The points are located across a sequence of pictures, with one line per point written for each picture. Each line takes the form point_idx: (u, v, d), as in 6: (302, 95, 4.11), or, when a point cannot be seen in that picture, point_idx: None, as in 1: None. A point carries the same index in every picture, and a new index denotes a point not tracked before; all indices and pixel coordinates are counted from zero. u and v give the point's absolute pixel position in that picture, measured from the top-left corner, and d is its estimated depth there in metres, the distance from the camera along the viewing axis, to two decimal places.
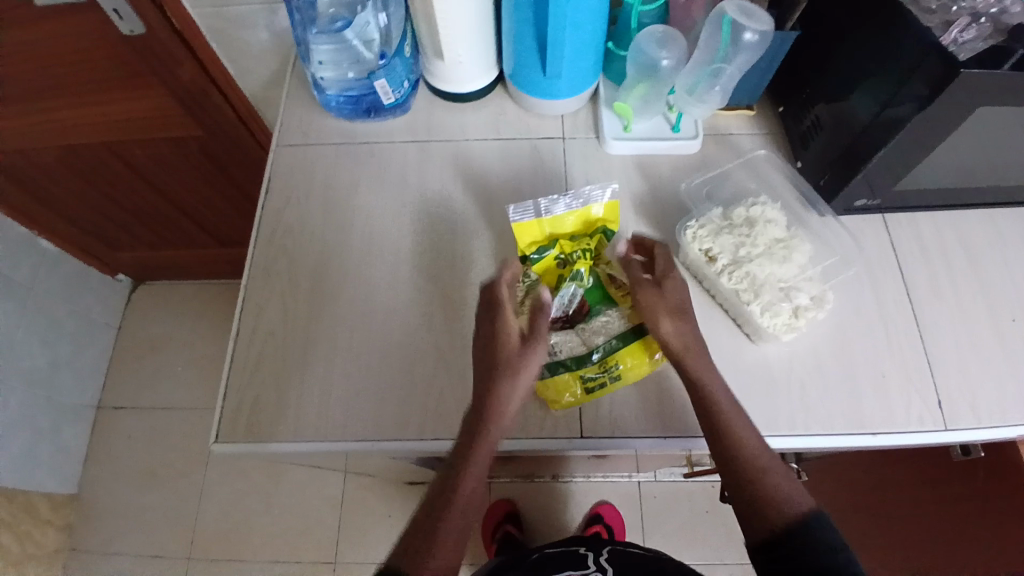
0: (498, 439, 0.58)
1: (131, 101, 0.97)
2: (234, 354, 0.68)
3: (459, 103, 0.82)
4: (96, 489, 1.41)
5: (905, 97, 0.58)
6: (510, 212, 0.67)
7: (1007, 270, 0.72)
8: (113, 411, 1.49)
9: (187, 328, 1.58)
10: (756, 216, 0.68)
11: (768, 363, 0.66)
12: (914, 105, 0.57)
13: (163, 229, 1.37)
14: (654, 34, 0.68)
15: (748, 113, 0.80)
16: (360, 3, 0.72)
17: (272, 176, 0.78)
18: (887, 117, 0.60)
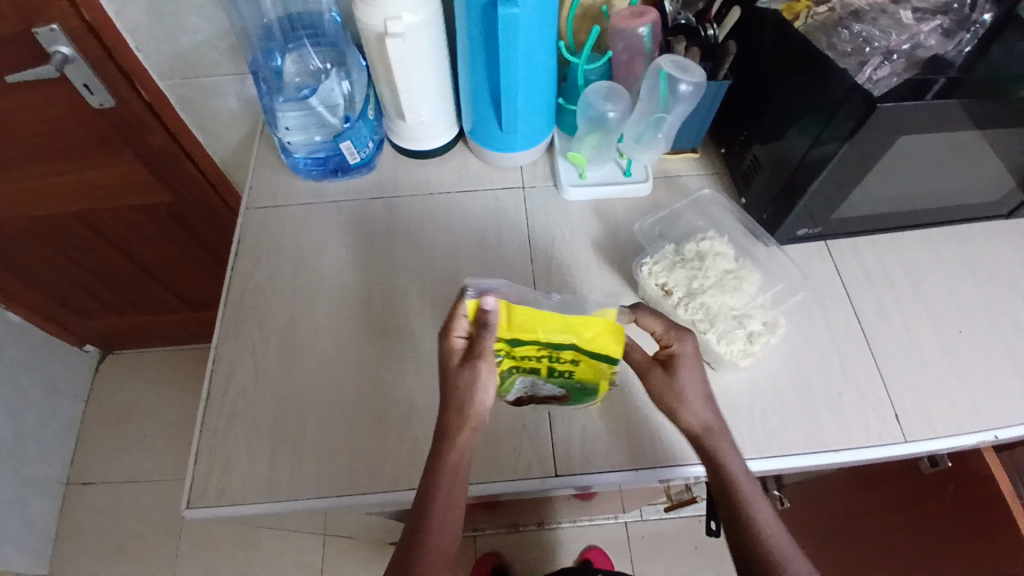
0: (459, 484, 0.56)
1: (104, 169, 1.00)
2: (206, 416, 0.69)
3: (423, 159, 0.86)
4: (66, 570, 1.35)
5: (829, 136, 0.63)
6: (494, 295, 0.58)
7: (946, 288, 0.77)
8: (82, 485, 1.44)
9: (159, 395, 1.55)
10: (706, 250, 0.72)
11: (729, 389, 0.69)
12: (840, 141, 0.62)
13: (134, 295, 1.37)
14: (601, 90, 0.74)
15: (693, 156, 0.85)
16: (325, 71, 0.78)
17: (242, 237, 0.81)
18: (817, 155, 0.66)
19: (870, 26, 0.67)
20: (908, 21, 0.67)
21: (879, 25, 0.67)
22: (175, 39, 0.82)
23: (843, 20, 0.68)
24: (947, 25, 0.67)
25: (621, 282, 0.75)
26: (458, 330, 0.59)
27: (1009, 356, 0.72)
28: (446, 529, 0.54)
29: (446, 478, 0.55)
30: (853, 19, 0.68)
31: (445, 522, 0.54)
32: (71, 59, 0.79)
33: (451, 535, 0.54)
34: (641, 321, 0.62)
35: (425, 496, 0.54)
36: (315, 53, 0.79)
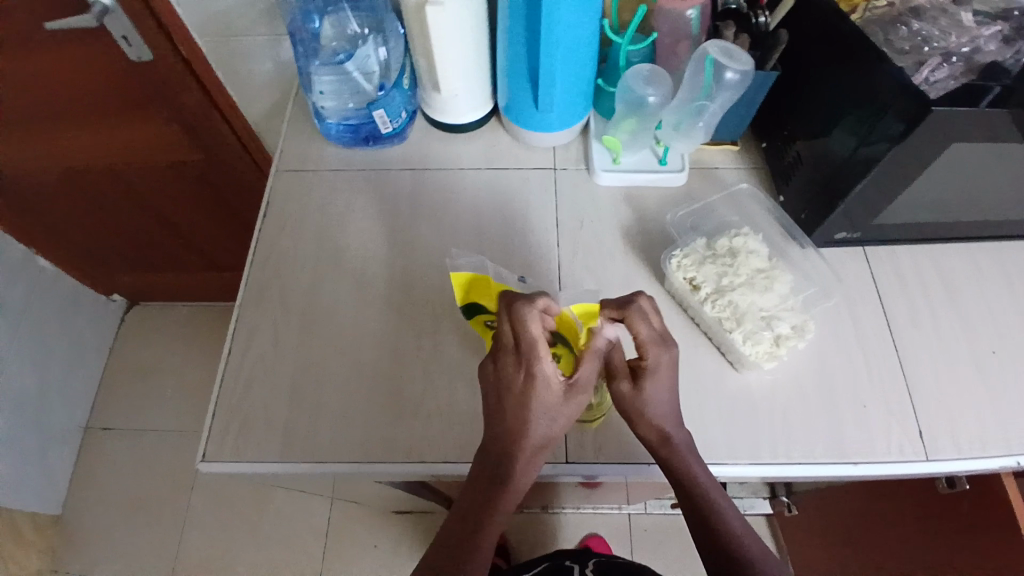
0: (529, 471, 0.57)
1: (138, 124, 1.00)
2: (224, 375, 0.69)
3: (455, 134, 0.84)
4: (83, 512, 1.39)
5: (879, 135, 0.61)
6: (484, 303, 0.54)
7: (985, 304, 0.74)
8: (101, 434, 1.48)
9: (179, 351, 1.57)
10: (739, 246, 0.70)
11: (748, 392, 0.67)
12: (890, 141, 0.59)
13: (161, 252, 1.39)
14: (641, 72, 0.72)
15: (732, 148, 0.82)
16: (361, 37, 0.76)
17: (270, 200, 0.81)
18: (864, 155, 0.63)
19: (930, 24, 0.63)
20: (969, 24, 0.63)
21: (940, 24, 0.63)
22: None
23: (902, 17, 0.65)
24: (1006, 32, 0.62)
25: (646, 272, 0.74)
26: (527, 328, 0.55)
27: None
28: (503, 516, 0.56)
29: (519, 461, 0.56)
30: (913, 16, 0.65)
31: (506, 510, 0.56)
32: (111, 10, 0.79)
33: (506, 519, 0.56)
34: (627, 321, 0.59)
35: (494, 483, 0.56)
36: (353, 17, 0.77)
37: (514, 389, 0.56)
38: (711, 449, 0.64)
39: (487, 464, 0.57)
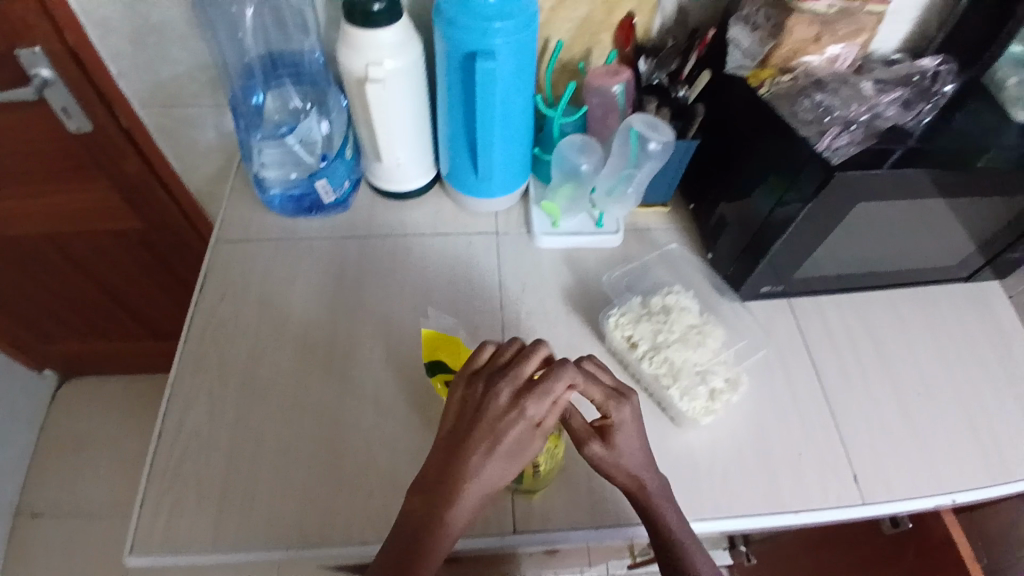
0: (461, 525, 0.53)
1: (77, 192, 0.99)
2: (156, 454, 0.67)
3: (399, 201, 0.87)
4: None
5: (793, 197, 0.65)
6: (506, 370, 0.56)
7: (908, 351, 0.79)
8: (30, 518, 1.37)
9: (117, 425, 1.49)
10: (671, 304, 0.73)
11: (689, 449, 0.68)
12: (805, 199, 0.64)
13: (98, 320, 1.33)
14: (575, 143, 0.76)
15: (663, 210, 0.86)
16: (304, 111, 0.79)
17: (208, 270, 0.80)
18: (780, 215, 0.67)
19: (832, 92, 0.70)
20: (868, 92, 0.70)
21: (841, 95, 0.70)
22: (155, 71, 0.83)
23: (806, 89, 0.71)
24: (909, 95, 0.71)
25: (588, 332, 0.75)
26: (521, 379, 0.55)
27: (967, 422, 0.74)
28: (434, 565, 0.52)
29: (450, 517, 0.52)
30: (815, 89, 0.71)
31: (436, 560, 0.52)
32: (51, 83, 0.80)
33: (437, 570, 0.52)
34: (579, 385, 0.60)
35: (422, 531, 0.52)
36: (294, 92, 0.80)
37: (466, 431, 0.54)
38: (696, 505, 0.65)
39: (414, 513, 0.54)
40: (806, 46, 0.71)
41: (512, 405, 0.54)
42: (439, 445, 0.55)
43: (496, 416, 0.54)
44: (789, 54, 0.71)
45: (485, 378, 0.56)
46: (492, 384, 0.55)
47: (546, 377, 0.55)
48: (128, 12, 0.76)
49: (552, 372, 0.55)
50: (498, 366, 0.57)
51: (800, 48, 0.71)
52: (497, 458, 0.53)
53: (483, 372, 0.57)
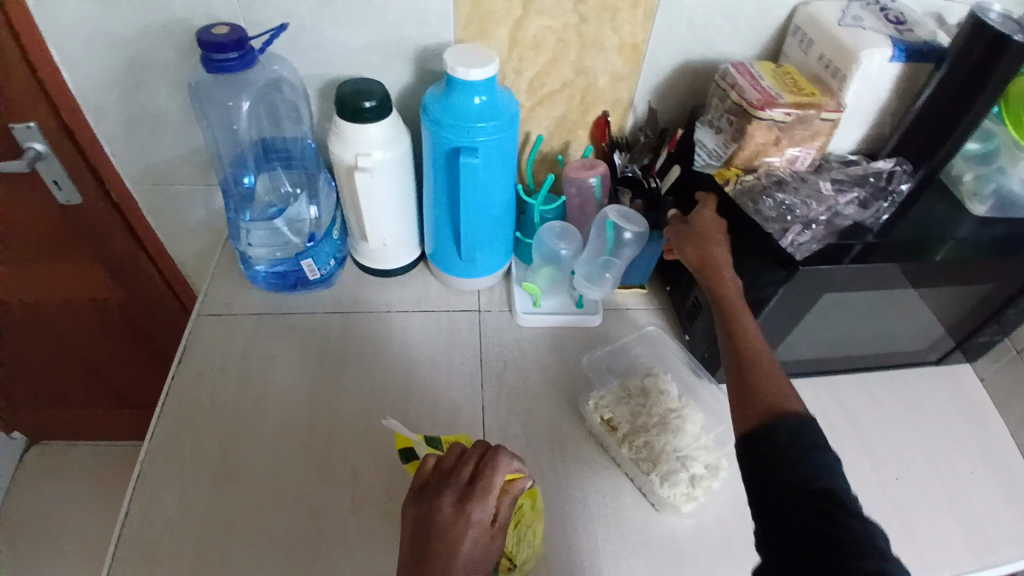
0: None
1: (62, 262, 1.00)
2: (121, 538, 0.65)
3: (383, 278, 0.88)
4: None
5: (767, 280, 0.67)
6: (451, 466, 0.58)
7: (885, 432, 0.80)
8: None
9: (82, 496, 1.43)
10: (651, 387, 0.74)
11: (670, 537, 0.67)
12: (775, 285, 0.66)
13: (70, 388, 1.30)
14: (555, 229, 0.81)
15: (641, 291, 0.89)
16: (294, 195, 0.82)
17: (188, 345, 0.80)
18: (753, 298, 0.70)
19: (791, 193, 0.73)
20: (827, 192, 0.74)
21: (800, 195, 0.73)
22: (149, 152, 0.86)
23: (767, 188, 0.73)
24: (863, 197, 0.74)
25: (568, 413, 0.76)
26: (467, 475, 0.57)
27: (949, 506, 0.74)
28: None
29: None
30: (776, 188, 0.73)
31: None
32: (44, 156, 0.82)
33: None
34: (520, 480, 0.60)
35: None
36: (285, 176, 0.83)
37: (421, 541, 0.53)
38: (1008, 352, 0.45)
39: None
40: (766, 149, 0.74)
41: (457, 514, 0.54)
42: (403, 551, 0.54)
43: (448, 525, 0.53)
44: (751, 155, 0.75)
45: (430, 490, 0.56)
46: (436, 493, 0.55)
47: (486, 475, 0.56)
48: (126, 100, 0.79)
49: (493, 468, 0.57)
50: (441, 471, 0.57)
51: (761, 150, 0.74)
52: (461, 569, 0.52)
53: (428, 485, 0.57)
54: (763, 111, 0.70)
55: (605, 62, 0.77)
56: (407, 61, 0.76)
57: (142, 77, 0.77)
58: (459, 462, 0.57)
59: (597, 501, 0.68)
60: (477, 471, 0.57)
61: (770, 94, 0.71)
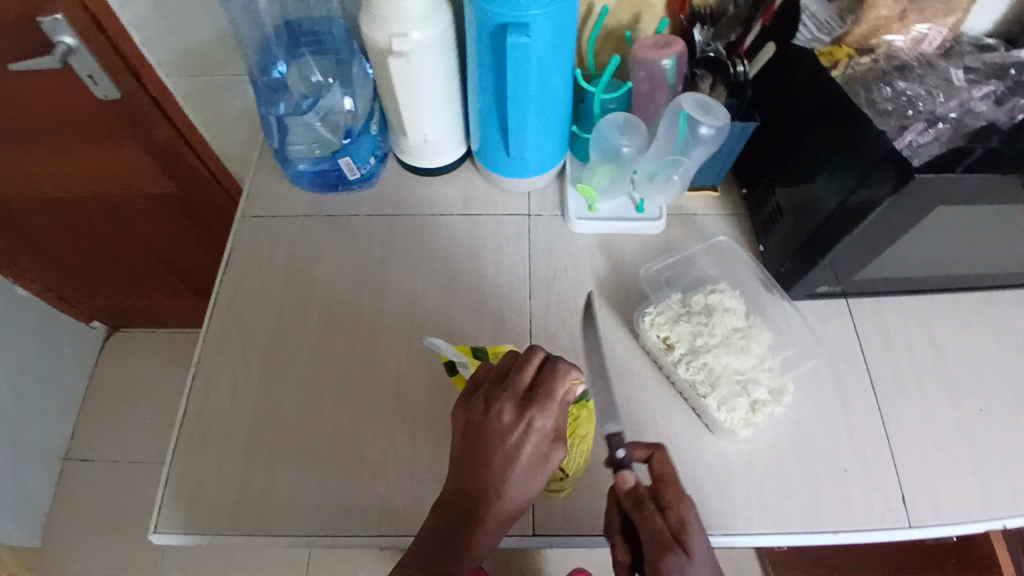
0: (497, 529, 0.52)
1: (110, 157, 0.98)
2: (179, 435, 0.66)
3: (430, 176, 0.82)
4: (64, 539, 1.36)
5: (875, 181, 0.56)
6: (510, 368, 0.55)
7: (975, 362, 0.71)
8: (83, 459, 1.45)
9: (159, 377, 1.54)
10: (714, 304, 0.68)
11: (724, 461, 0.63)
12: (880, 191, 0.56)
13: (138, 278, 1.35)
14: (617, 121, 0.71)
15: (712, 195, 0.79)
16: (326, 86, 0.75)
17: (232, 246, 0.78)
18: (856, 201, 0.58)
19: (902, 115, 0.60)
20: (959, 84, 0.62)
21: (926, 84, 0.62)
22: (181, 35, 0.81)
23: (887, 75, 0.63)
24: (999, 92, 0.61)
25: (619, 327, 0.71)
26: (525, 377, 0.54)
27: None
28: (484, 550, 0.52)
29: (486, 522, 0.51)
30: (896, 75, 0.63)
31: (485, 548, 0.52)
32: (76, 50, 0.77)
33: (489, 547, 0.52)
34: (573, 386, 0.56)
35: (468, 525, 0.51)
36: (315, 64, 0.75)
37: (480, 447, 0.52)
38: (803, 517, 0.60)
39: (444, 521, 0.52)
40: (889, 25, 0.63)
41: (517, 419, 0.52)
42: (456, 456, 0.53)
43: (505, 434, 0.51)
44: (869, 32, 0.64)
45: (485, 394, 0.54)
46: (492, 399, 0.53)
47: (546, 385, 0.53)
48: None
49: (553, 378, 0.54)
50: (495, 375, 0.55)
51: (882, 26, 0.63)
52: (519, 475, 0.52)
53: (482, 389, 0.55)
54: None
55: None
56: None
57: None
58: (518, 368, 0.55)
59: (648, 423, 0.65)
60: (536, 378, 0.54)
61: None
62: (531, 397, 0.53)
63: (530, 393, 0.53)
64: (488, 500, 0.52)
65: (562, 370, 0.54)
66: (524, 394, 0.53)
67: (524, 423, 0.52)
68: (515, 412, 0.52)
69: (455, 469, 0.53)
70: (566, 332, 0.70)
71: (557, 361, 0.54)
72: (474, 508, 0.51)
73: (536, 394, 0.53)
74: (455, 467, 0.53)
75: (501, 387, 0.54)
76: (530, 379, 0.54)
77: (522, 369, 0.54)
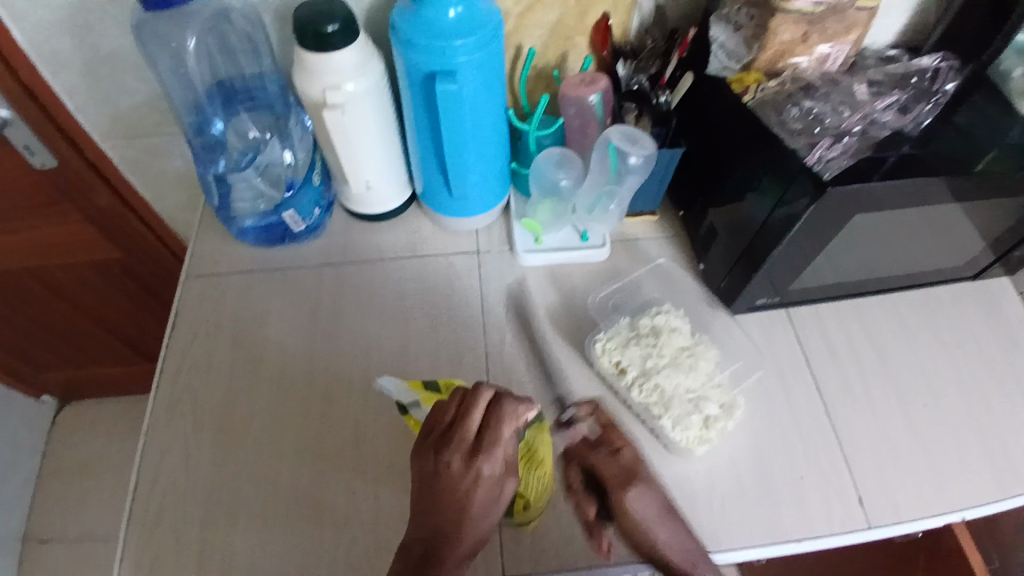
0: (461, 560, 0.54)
1: (50, 226, 0.96)
2: (133, 508, 0.64)
3: (376, 221, 0.83)
4: None
5: (795, 194, 0.59)
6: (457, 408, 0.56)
7: (915, 358, 0.74)
8: (42, 542, 1.37)
9: (118, 448, 1.48)
10: (661, 325, 0.70)
11: (684, 479, 0.64)
12: (802, 204, 0.59)
13: (89, 347, 1.31)
14: (553, 156, 0.73)
15: (652, 219, 0.82)
16: (264, 141, 0.75)
17: (178, 309, 0.77)
18: (782, 215, 0.61)
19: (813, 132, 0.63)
20: (863, 97, 0.67)
21: (832, 101, 0.66)
22: (113, 102, 0.80)
23: (794, 96, 0.67)
24: (903, 100, 0.67)
25: (573, 355, 0.72)
26: (472, 421, 0.56)
27: (981, 435, 0.69)
28: None
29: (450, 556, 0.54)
30: (803, 95, 0.67)
31: None
32: (11, 122, 0.77)
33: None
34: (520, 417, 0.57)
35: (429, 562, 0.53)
36: (251, 120, 0.76)
37: (436, 489, 0.55)
38: (792, 527, 0.62)
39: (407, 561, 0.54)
40: (793, 47, 0.67)
41: (465, 466, 0.55)
42: (416, 497, 0.56)
43: (455, 479, 0.55)
44: (775, 56, 0.67)
45: (436, 439, 0.56)
46: (442, 445, 0.55)
47: (493, 427, 0.55)
48: (79, 48, 0.73)
49: (497, 419, 0.55)
50: (443, 422, 0.57)
51: (787, 49, 0.67)
52: None
53: (433, 434, 0.57)
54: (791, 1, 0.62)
55: None
56: None
57: (89, 21, 0.70)
58: (462, 409, 0.56)
59: None
60: (482, 419, 0.56)
61: None
62: (478, 442, 0.55)
63: (478, 437, 0.56)
64: (449, 534, 0.54)
65: (506, 411, 0.55)
66: (473, 439, 0.56)
67: (472, 466, 0.55)
68: (463, 458, 0.55)
69: (416, 507, 0.56)
70: (521, 366, 0.71)
71: (504, 402, 0.56)
72: (439, 545, 0.54)
73: (481, 437, 0.56)
74: (417, 508, 0.56)
75: (450, 432, 0.56)
76: (478, 422, 0.56)
77: (466, 412, 0.56)
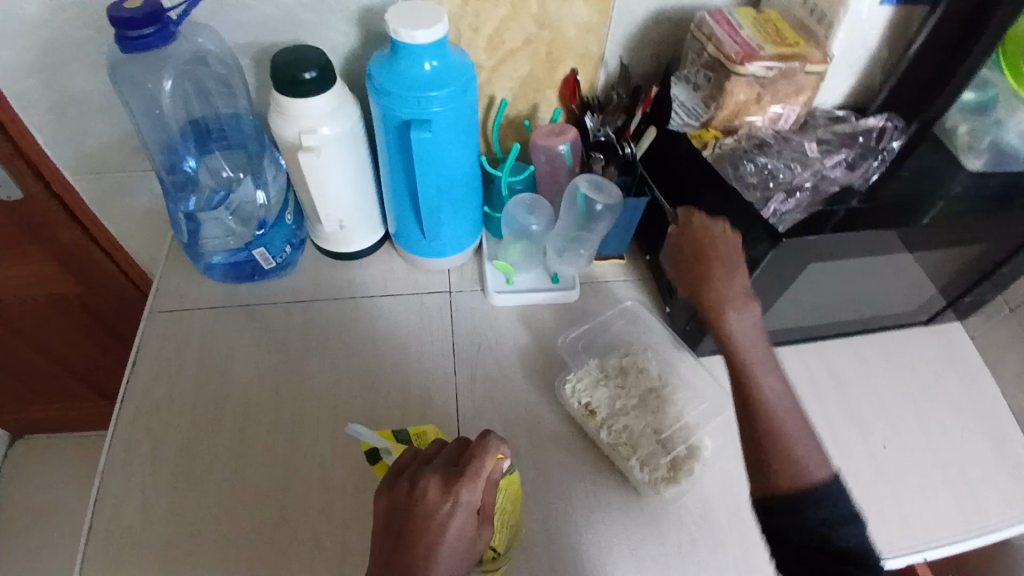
0: None
1: (10, 259, 0.94)
2: (85, 556, 0.62)
3: (349, 259, 0.83)
4: None
5: (754, 241, 0.62)
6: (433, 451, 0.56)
7: (874, 398, 0.77)
8: None
9: (71, 487, 1.41)
10: (629, 365, 0.72)
11: (652, 519, 0.64)
12: (761, 250, 0.61)
13: (45, 381, 1.26)
14: (523, 202, 0.76)
15: (619, 261, 0.84)
16: (236, 180, 0.76)
17: (141, 347, 0.75)
18: None
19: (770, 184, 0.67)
20: (813, 154, 0.70)
21: (783, 158, 0.69)
22: (82, 138, 0.79)
23: (749, 152, 0.69)
24: (851, 158, 0.70)
25: (543, 395, 0.72)
26: (452, 454, 0.55)
27: (940, 470, 0.72)
28: None
29: None
30: (758, 151, 0.69)
31: None
32: None
33: None
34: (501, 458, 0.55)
35: None
36: (224, 159, 0.77)
37: (407, 522, 0.50)
38: (894, 540, 0.66)
39: None
40: (748, 106, 0.70)
41: (443, 495, 0.50)
42: (383, 535, 0.50)
43: (431, 510, 0.50)
44: (731, 115, 0.70)
45: (411, 473, 0.53)
46: (419, 476, 0.52)
47: (474, 458, 0.53)
48: (49, 86, 0.72)
49: (479, 451, 0.53)
50: (420, 457, 0.55)
51: (742, 109, 0.70)
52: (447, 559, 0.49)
53: (407, 470, 0.53)
54: (744, 65, 0.65)
55: (571, 12, 0.70)
56: (351, 23, 0.69)
57: (61, 59, 0.70)
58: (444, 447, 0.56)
59: (577, 490, 0.66)
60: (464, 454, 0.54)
61: (750, 46, 0.66)
62: (459, 471, 0.52)
63: (461, 468, 0.53)
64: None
65: (492, 441, 0.54)
66: (453, 469, 0.53)
67: (451, 497, 0.51)
68: (442, 486, 0.51)
69: (381, 550, 0.50)
70: (491, 406, 0.71)
71: (488, 434, 0.54)
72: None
73: (463, 468, 0.53)
74: (381, 550, 0.50)
75: (428, 465, 0.54)
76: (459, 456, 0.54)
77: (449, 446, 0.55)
